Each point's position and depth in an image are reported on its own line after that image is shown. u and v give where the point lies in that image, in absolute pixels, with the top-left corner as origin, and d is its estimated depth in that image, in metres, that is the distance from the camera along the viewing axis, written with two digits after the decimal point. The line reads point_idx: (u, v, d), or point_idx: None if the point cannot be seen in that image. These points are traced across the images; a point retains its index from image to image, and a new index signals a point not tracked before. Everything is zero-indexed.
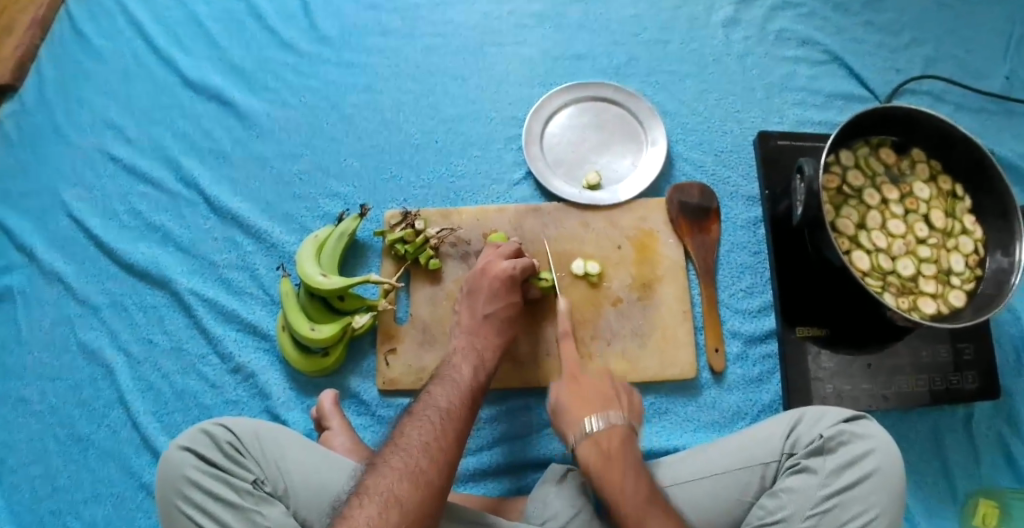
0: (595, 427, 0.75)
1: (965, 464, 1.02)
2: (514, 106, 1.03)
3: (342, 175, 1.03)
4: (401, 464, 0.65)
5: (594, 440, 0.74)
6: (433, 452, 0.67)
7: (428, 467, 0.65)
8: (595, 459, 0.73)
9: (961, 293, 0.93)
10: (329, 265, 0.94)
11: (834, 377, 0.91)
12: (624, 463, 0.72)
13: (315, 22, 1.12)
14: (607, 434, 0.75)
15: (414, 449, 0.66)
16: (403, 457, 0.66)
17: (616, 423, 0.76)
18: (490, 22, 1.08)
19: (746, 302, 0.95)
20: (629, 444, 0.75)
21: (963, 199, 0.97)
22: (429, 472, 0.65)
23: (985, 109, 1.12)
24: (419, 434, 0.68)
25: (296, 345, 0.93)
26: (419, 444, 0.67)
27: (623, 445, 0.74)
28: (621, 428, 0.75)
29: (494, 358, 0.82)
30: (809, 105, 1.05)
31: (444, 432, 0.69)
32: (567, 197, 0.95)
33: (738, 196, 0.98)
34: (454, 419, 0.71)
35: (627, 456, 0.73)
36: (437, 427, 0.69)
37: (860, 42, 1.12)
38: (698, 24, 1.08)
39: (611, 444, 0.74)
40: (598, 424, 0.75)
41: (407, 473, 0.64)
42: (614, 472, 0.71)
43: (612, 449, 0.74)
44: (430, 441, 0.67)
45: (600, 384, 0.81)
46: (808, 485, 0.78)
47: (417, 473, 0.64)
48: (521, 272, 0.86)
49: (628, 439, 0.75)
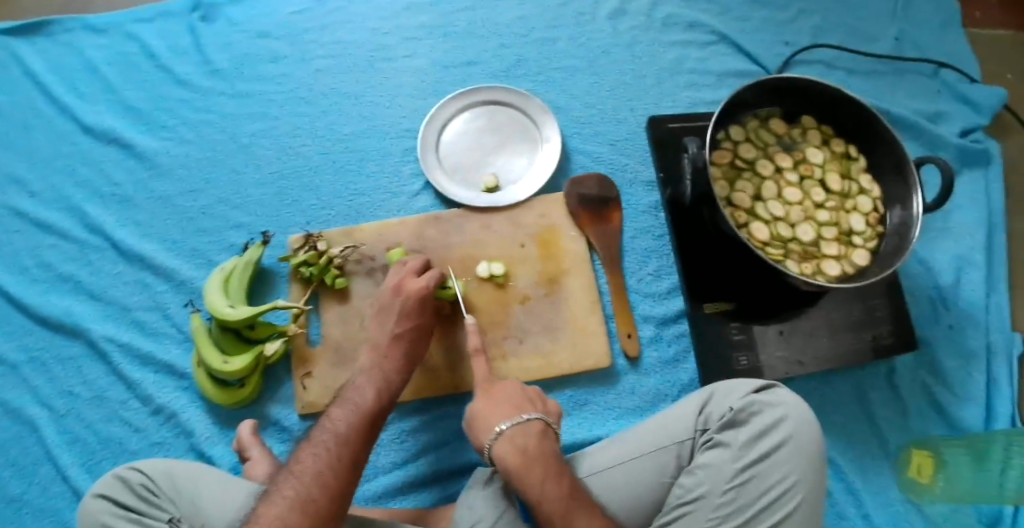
0: (508, 427, 0.72)
1: (893, 417, 1.04)
2: (409, 118, 1.04)
3: (245, 206, 1.04)
4: (292, 493, 0.67)
5: (508, 439, 0.71)
6: (325, 479, 0.68)
7: (318, 495, 0.67)
8: (515, 459, 0.70)
9: (864, 252, 0.95)
10: (238, 295, 0.94)
11: (748, 348, 0.92)
12: (543, 462, 0.70)
13: (208, 55, 1.12)
14: (522, 432, 0.72)
15: (307, 476, 0.68)
16: (295, 485, 0.67)
17: (531, 421, 0.73)
18: (381, 37, 1.09)
19: (655, 285, 0.95)
20: (546, 439, 0.73)
21: (857, 159, 0.99)
22: (319, 500, 0.66)
23: (878, 71, 1.16)
24: (314, 462, 0.70)
25: (211, 380, 0.93)
26: (313, 473, 0.68)
27: (539, 442, 0.72)
28: (537, 424, 0.73)
29: (400, 378, 0.83)
30: (701, 86, 1.07)
31: (338, 458, 0.70)
32: (463, 202, 0.95)
33: (637, 183, 1.00)
34: (348, 444, 0.72)
35: (547, 454, 0.71)
36: (331, 454, 0.71)
37: (747, 20, 1.14)
38: (586, 19, 1.09)
39: (527, 442, 0.71)
40: (511, 423, 0.72)
41: (296, 501, 0.66)
42: (534, 471, 0.69)
43: (528, 447, 0.71)
44: (324, 468, 0.69)
45: (513, 387, 0.78)
46: (722, 460, 0.79)
47: (307, 501, 0.66)
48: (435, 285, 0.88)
49: (545, 434, 0.73)
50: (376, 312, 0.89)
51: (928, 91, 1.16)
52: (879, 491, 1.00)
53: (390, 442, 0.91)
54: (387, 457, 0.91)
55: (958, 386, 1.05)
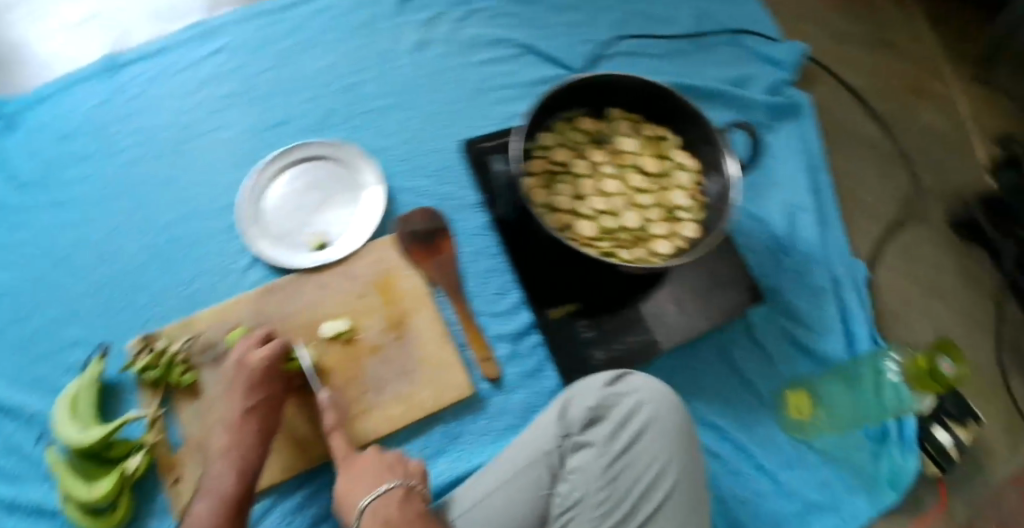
0: (369, 501, 0.71)
1: (761, 369, 1.08)
2: (228, 192, 1.02)
3: (77, 320, 0.98)
4: None
5: (371, 512, 0.70)
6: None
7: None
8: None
9: (693, 224, 0.98)
10: (87, 416, 0.89)
11: (601, 342, 0.94)
12: (407, 524, 0.68)
13: (10, 168, 1.05)
14: (383, 503, 0.71)
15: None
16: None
17: (391, 489, 0.72)
18: (185, 115, 1.06)
19: (500, 303, 0.96)
20: (411, 502, 0.71)
21: (669, 138, 1.03)
22: None
23: (682, 49, 1.23)
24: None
25: (76, 508, 0.86)
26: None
27: (402, 508, 0.70)
28: (395, 493, 0.72)
29: (258, 455, 0.82)
30: (510, 99, 1.10)
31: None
32: (296, 266, 0.94)
33: (465, 207, 1.01)
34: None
35: (410, 518, 0.69)
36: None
37: (550, 26, 1.19)
38: (390, 56, 1.11)
39: (389, 511, 0.70)
40: (371, 497, 0.71)
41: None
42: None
43: (391, 515, 0.69)
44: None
45: (373, 459, 0.78)
46: (590, 461, 0.82)
47: None
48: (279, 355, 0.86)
49: (408, 498, 0.71)
50: (223, 394, 0.86)
51: (733, 58, 1.24)
52: (766, 439, 1.05)
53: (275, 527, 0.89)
54: None
55: (816, 323, 1.11)
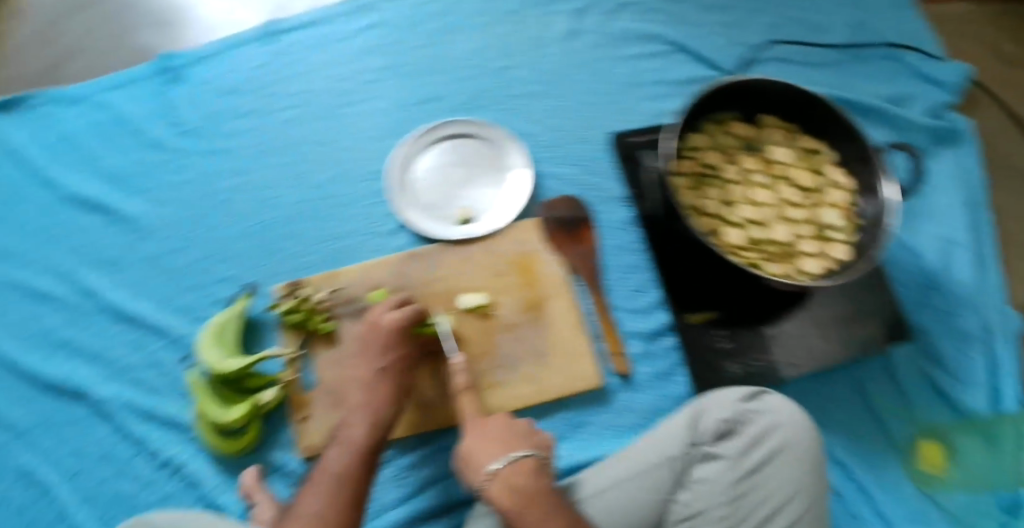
0: (501, 466, 0.72)
1: (893, 407, 1.03)
2: (378, 159, 1.04)
3: (226, 261, 1.04)
4: None
5: (503, 479, 0.71)
6: (327, 518, 0.70)
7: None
8: (512, 501, 0.70)
9: (844, 245, 0.92)
10: (229, 348, 0.95)
11: (735, 355, 0.93)
12: (540, 499, 0.70)
13: (176, 115, 1.12)
14: (516, 471, 0.72)
15: (308, 518, 0.71)
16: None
17: (525, 459, 0.73)
18: (342, 82, 1.09)
19: (639, 300, 0.96)
20: (540, 476, 0.73)
21: (826, 152, 0.98)
22: None
23: (837, 61, 1.14)
24: (314, 502, 0.72)
25: (213, 430, 0.94)
26: (312, 513, 0.71)
27: (534, 479, 0.72)
28: (528, 462, 0.73)
29: (390, 411, 0.82)
30: (663, 96, 1.07)
31: (337, 497, 0.72)
32: (440, 237, 0.95)
33: (611, 199, 0.99)
34: (347, 481, 0.74)
35: (542, 491, 0.71)
36: (331, 494, 0.73)
37: (703, 24, 1.13)
38: (543, 41, 1.09)
39: (522, 482, 0.72)
40: (504, 463, 0.72)
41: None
42: (534, 510, 0.69)
43: (524, 486, 0.71)
44: (324, 509, 0.71)
45: (500, 423, 0.78)
46: (718, 474, 0.81)
47: None
48: (410, 320, 0.87)
49: (538, 471, 0.73)
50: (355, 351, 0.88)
51: (890, 74, 1.14)
52: (890, 486, 0.99)
53: (395, 478, 0.93)
54: (391, 493, 0.93)
55: (959, 370, 1.03)
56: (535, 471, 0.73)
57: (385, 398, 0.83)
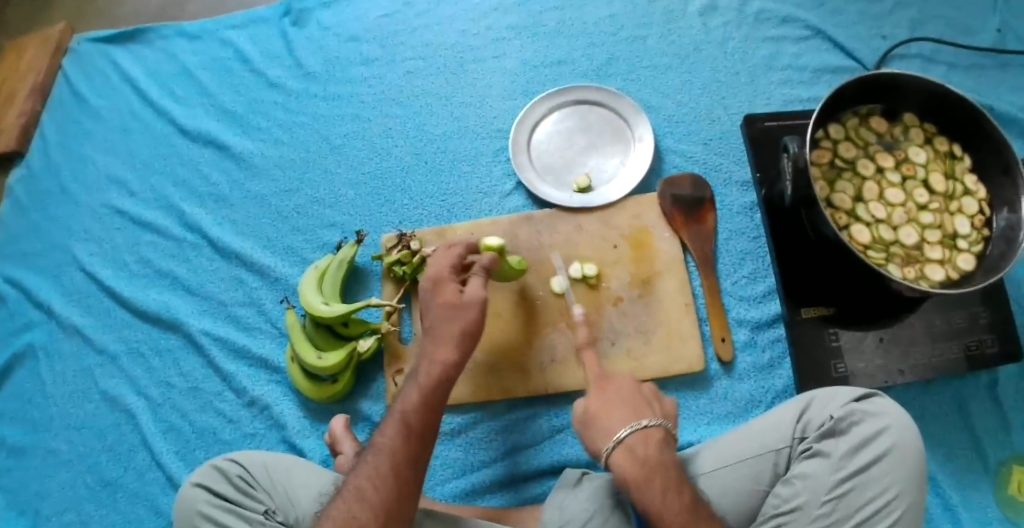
0: (627, 435, 0.71)
1: (995, 430, 0.97)
2: (499, 118, 1.05)
3: (338, 206, 1.04)
4: (334, 512, 0.65)
5: (628, 448, 0.70)
6: (365, 495, 0.65)
7: (359, 510, 0.64)
8: (633, 471, 0.69)
9: (970, 256, 0.90)
10: (331, 292, 0.93)
11: (846, 354, 0.90)
12: (664, 472, 0.69)
13: (298, 58, 1.13)
14: (642, 441, 0.71)
15: (349, 493, 0.66)
16: (339, 503, 0.65)
17: (652, 430, 0.71)
18: (469, 38, 1.10)
19: (750, 288, 0.95)
20: (666, 448, 0.71)
21: (962, 159, 0.95)
22: (360, 517, 0.64)
23: (981, 64, 1.09)
24: (356, 477, 0.67)
25: (305, 373, 0.93)
26: (353, 488, 0.66)
27: (659, 452, 0.70)
28: (656, 433, 0.71)
29: (443, 367, 0.73)
30: (796, 83, 1.05)
31: (376, 471, 0.66)
32: (558, 203, 0.97)
33: (731, 183, 1.00)
34: (386, 454, 0.67)
35: (667, 465, 0.70)
36: (369, 468, 0.67)
37: (843, 13, 1.11)
38: (676, 16, 1.09)
39: (647, 452, 0.70)
40: (630, 431, 0.71)
41: (340, 521, 0.63)
42: (656, 482, 0.68)
43: (649, 457, 0.70)
44: (364, 484, 0.66)
45: (624, 387, 0.76)
46: (821, 471, 0.75)
47: (347, 519, 0.63)
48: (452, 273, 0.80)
49: (665, 444, 0.71)
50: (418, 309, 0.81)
51: None
52: (978, 509, 0.93)
53: (478, 442, 0.91)
54: (475, 455, 0.90)
55: None
56: (664, 445, 0.71)
57: None
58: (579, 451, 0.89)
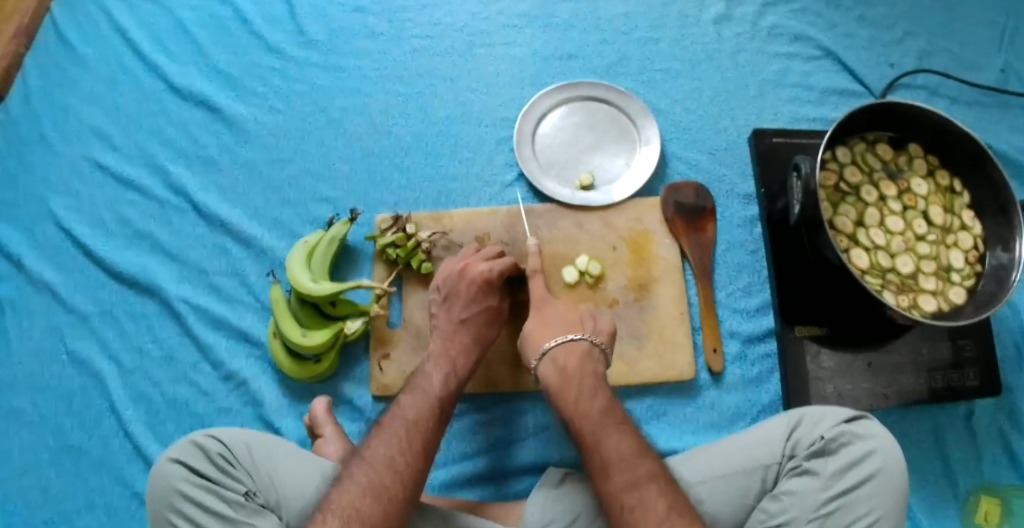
0: (551, 345, 0.77)
1: (967, 460, 0.99)
2: (505, 107, 1.03)
3: (332, 180, 1.01)
4: (364, 478, 0.66)
5: (551, 359, 0.77)
6: (396, 466, 0.67)
7: (391, 481, 0.66)
8: (554, 378, 0.76)
9: (961, 290, 0.91)
10: (320, 270, 0.91)
11: (834, 376, 0.90)
12: (579, 376, 0.75)
13: (301, 24, 1.10)
14: (565, 351, 0.77)
15: (378, 464, 0.67)
16: (367, 471, 0.66)
17: (578, 340, 0.77)
18: (480, 21, 1.08)
19: (745, 301, 0.94)
20: (590, 360, 0.76)
21: (961, 194, 0.95)
22: (392, 488, 0.66)
23: (981, 102, 1.11)
24: (384, 447, 0.68)
25: (287, 351, 0.90)
26: (384, 459, 0.67)
27: (580, 361, 0.76)
28: (578, 345, 0.77)
29: (466, 365, 0.80)
30: (803, 101, 1.05)
31: (409, 445, 0.69)
32: (560, 198, 0.95)
33: (734, 195, 0.99)
34: (420, 432, 0.71)
35: (585, 372, 0.75)
36: (402, 442, 0.69)
37: (854, 36, 1.11)
38: (690, 22, 1.08)
39: (568, 362, 0.76)
40: (556, 341, 0.77)
41: (369, 489, 0.65)
42: (571, 388, 0.74)
43: (569, 366, 0.76)
44: (395, 455, 0.68)
45: (564, 308, 0.82)
46: (809, 489, 0.76)
47: (380, 488, 0.65)
48: (499, 275, 0.84)
49: (588, 356, 0.77)
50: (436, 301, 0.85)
51: None
52: None
53: (464, 432, 0.89)
54: (458, 447, 0.88)
55: None
56: (586, 357, 0.77)
57: (461, 348, 0.80)
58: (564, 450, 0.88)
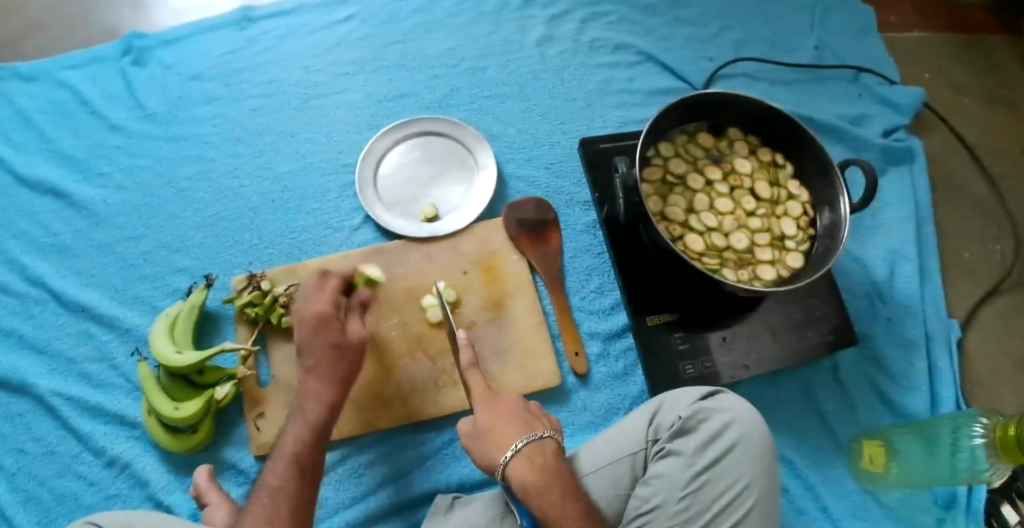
0: (524, 445, 0.75)
1: (840, 410, 1.05)
2: (346, 153, 1.06)
3: (185, 250, 1.02)
4: None
5: (526, 456, 0.75)
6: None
7: None
8: (533, 477, 0.74)
9: (799, 254, 0.98)
10: (185, 341, 0.91)
11: (693, 356, 0.95)
12: (562, 480, 0.74)
13: (141, 99, 1.11)
14: (539, 449, 0.76)
15: None
16: None
17: (546, 439, 0.77)
18: (312, 74, 1.11)
19: (597, 302, 0.99)
20: (561, 458, 0.77)
21: (784, 167, 1.03)
22: None
23: (799, 79, 1.19)
24: (251, 518, 0.69)
25: (164, 427, 0.90)
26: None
27: (557, 460, 0.76)
28: (549, 443, 0.77)
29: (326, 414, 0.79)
30: (630, 105, 1.12)
31: (275, 509, 0.70)
32: (404, 233, 0.98)
33: (575, 203, 1.04)
34: (284, 493, 0.71)
35: (563, 472, 0.75)
36: (267, 508, 0.70)
37: (672, 37, 1.18)
38: (514, 46, 1.14)
39: (546, 460, 0.75)
40: (526, 441, 0.76)
41: None
42: (554, 490, 0.73)
43: (548, 465, 0.75)
44: (262, 522, 0.69)
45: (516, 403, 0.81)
46: (675, 469, 0.80)
47: None
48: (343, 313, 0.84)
49: (559, 452, 0.77)
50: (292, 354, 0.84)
51: (850, 96, 1.20)
52: (835, 485, 1.00)
53: (349, 477, 0.90)
54: (344, 492, 0.89)
55: (903, 377, 1.06)
56: (557, 454, 0.77)
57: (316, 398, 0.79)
58: (448, 475, 0.91)
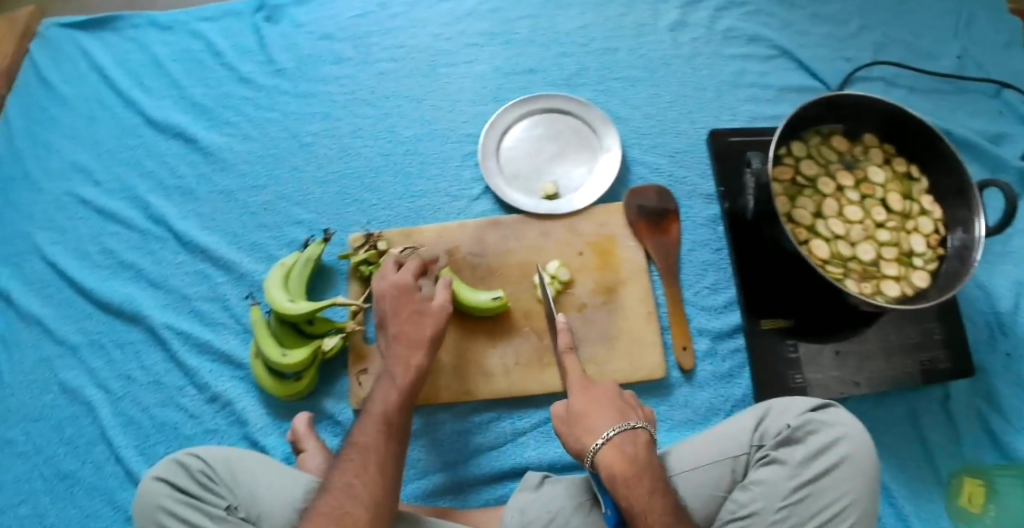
0: (615, 433, 0.72)
1: (943, 441, 0.97)
2: (470, 123, 1.06)
3: (306, 203, 1.04)
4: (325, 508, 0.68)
5: (616, 445, 0.71)
6: (355, 491, 0.69)
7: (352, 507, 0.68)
8: (621, 466, 0.70)
9: (925, 273, 0.92)
10: (297, 290, 0.93)
11: (803, 366, 0.92)
12: (650, 474, 0.70)
13: (271, 54, 1.13)
14: (630, 439, 0.72)
15: (338, 491, 0.69)
16: (331, 501, 0.68)
17: (637, 430, 0.73)
18: (441, 42, 1.11)
19: (711, 299, 0.97)
20: (652, 451, 0.73)
21: (919, 180, 0.97)
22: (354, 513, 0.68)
23: (940, 89, 1.13)
24: (342, 475, 0.71)
25: (269, 371, 0.92)
26: (342, 485, 0.69)
27: (648, 452, 0.72)
28: (642, 434, 0.73)
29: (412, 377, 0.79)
30: (761, 100, 1.08)
31: (365, 468, 0.71)
32: (526, 209, 0.98)
33: (697, 195, 1.02)
34: (371, 450, 0.72)
35: (654, 465, 0.71)
36: (357, 465, 0.71)
37: (810, 34, 1.14)
38: (646, 30, 1.12)
39: (637, 450, 0.72)
40: (618, 429, 0.72)
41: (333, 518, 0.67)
42: (643, 482, 0.69)
43: (638, 456, 0.71)
44: (353, 480, 0.70)
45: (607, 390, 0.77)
46: (777, 477, 0.77)
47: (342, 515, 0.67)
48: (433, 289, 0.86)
49: (650, 445, 0.73)
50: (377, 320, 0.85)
51: (988, 112, 1.11)
52: (929, 518, 0.92)
53: (442, 442, 0.90)
54: (437, 456, 0.90)
55: (1016, 417, 0.98)
56: (648, 446, 0.73)
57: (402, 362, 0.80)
58: (540, 454, 0.90)
